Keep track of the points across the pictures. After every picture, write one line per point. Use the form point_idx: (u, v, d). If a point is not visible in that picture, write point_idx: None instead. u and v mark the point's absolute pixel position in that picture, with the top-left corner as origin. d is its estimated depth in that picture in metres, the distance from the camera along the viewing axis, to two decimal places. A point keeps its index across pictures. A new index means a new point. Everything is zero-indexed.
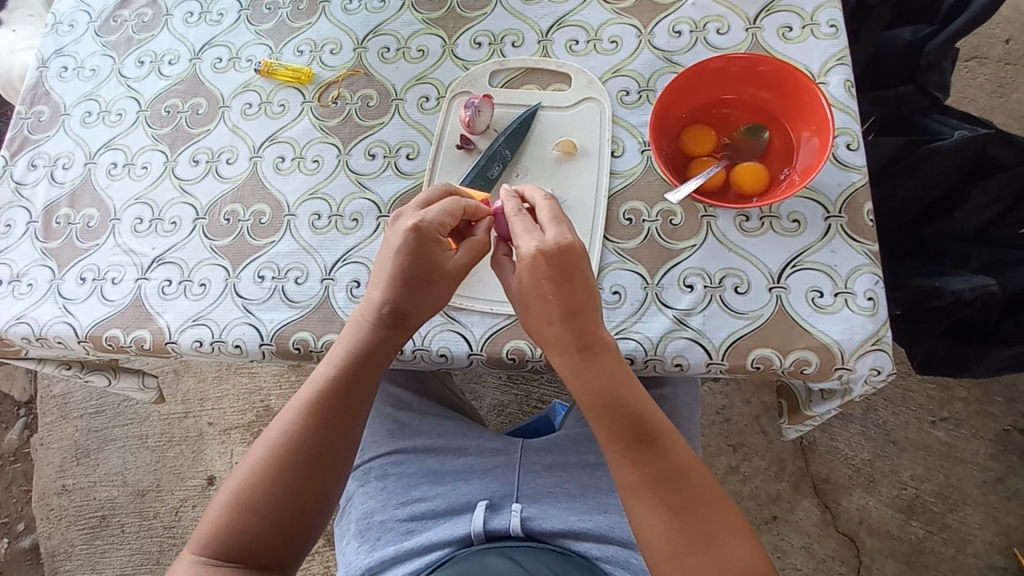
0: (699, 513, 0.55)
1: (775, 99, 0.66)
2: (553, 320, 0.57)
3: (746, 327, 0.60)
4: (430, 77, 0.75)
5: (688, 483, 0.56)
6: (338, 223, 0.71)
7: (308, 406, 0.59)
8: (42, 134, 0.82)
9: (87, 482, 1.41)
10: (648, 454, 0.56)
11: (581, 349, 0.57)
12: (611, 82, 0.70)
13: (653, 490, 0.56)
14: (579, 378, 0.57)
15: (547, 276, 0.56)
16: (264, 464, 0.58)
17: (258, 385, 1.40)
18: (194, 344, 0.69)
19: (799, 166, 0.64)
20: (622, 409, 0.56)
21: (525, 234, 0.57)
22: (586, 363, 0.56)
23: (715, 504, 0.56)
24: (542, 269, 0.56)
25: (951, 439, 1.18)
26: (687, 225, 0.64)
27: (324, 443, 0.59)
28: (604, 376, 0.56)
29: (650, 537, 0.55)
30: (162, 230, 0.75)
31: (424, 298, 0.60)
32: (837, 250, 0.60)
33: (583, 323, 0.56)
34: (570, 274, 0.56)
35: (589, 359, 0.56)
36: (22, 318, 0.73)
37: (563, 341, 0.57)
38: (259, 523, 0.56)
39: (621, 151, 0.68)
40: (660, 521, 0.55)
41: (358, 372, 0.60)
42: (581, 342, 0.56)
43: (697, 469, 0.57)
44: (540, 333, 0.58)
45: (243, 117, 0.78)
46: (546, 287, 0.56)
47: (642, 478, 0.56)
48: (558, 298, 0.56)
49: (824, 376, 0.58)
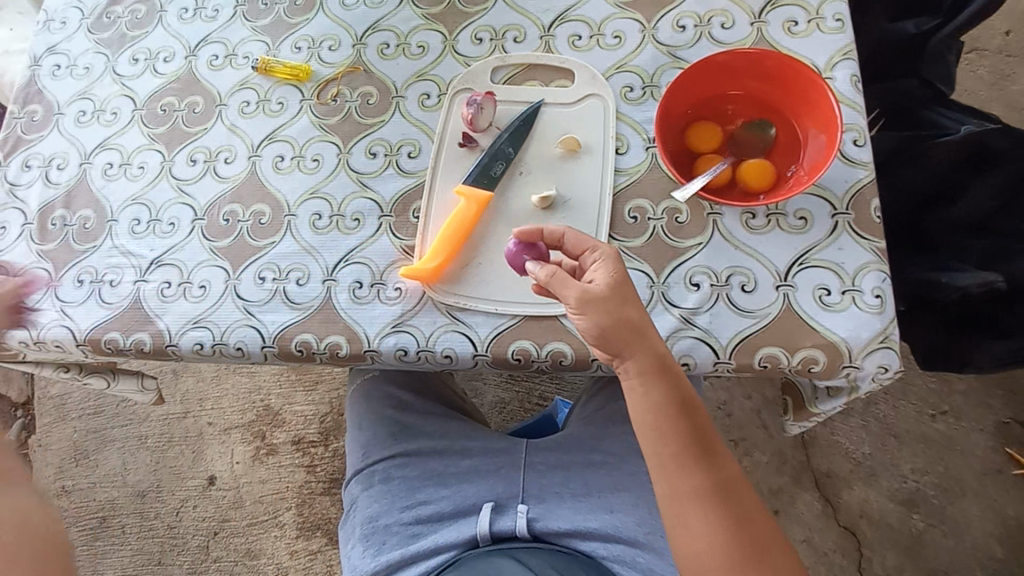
0: (756, 527, 0.56)
1: (782, 95, 0.65)
2: (627, 327, 0.54)
3: (754, 324, 0.59)
4: (430, 73, 0.74)
5: (742, 496, 0.57)
6: (339, 223, 0.70)
7: None
8: (35, 134, 0.81)
9: (86, 483, 1.40)
10: (711, 465, 0.57)
11: (655, 356, 0.56)
12: (614, 78, 0.70)
13: (714, 501, 0.56)
14: (653, 384, 0.56)
15: (619, 281, 0.56)
16: None
17: (258, 384, 1.39)
18: (195, 346, 0.68)
19: (806, 163, 0.63)
20: (686, 418, 0.57)
21: (588, 243, 0.58)
22: (660, 369, 0.55)
23: (766, 521, 0.57)
24: (615, 271, 0.56)
25: (951, 432, 1.19)
26: (693, 223, 0.63)
27: None
28: (671, 385, 0.56)
29: (703, 547, 0.55)
30: (160, 231, 0.73)
31: None
32: (845, 246, 0.60)
33: (648, 329, 0.56)
34: (630, 292, 0.56)
35: (664, 367, 0.56)
36: (19, 321, 0.72)
37: (635, 349, 0.55)
38: (7, 534, 0.71)
39: (625, 149, 0.67)
40: (717, 532, 0.55)
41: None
42: (649, 349, 0.55)
43: (748, 485, 0.58)
44: (604, 338, 0.55)
45: (240, 115, 0.76)
46: (616, 292, 0.55)
47: (702, 487, 0.56)
48: (622, 308, 0.55)
49: (832, 374, 0.58)
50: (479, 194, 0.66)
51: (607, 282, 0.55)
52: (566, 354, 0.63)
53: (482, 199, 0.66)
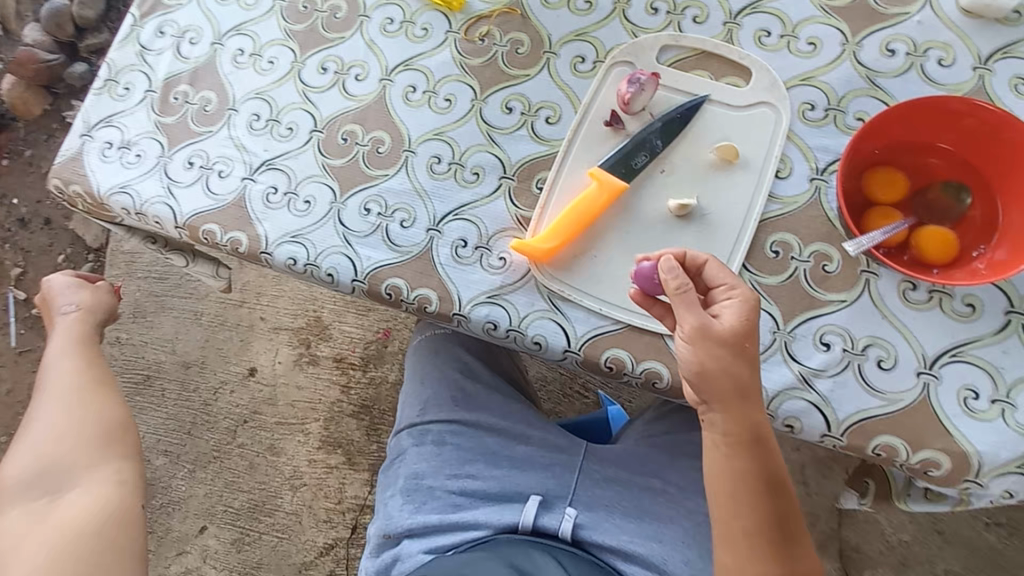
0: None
1: (998, 164, 0.55)
2: (731, 379, 0.49)
3: (879, 407, 0.53)
4: (591, 35, 0.67)
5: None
6: (458, 173, 0.66)
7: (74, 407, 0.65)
8: (174, 0, 0.79)
9: (138, 340, 1.48)
10: (787, 549, 0.52)
11: (754, 422, 0.50)
12: (796, 90, 0.62)
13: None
14: (741, 452, 0.51)
15: (745, 329, 0.50)
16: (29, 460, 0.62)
17: (315, 295, 1.42)
18: (287, 261, 0.67)
19: (998, 251, 0.55)
20: (771, 496, 0.52)
21: (728, 278, 0.51)
22: (756, 438, 0.50)
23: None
24: (746, 320, 0.50)
25: (1002, 546, 1.11)
26: (842, 277, 0.56)
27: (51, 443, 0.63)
28: (764, 458, 0.51)
29: None
30: (277, 134, 0.71)
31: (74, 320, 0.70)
32: (1010, 352, 0.53)
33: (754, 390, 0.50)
34: (749, 346, 0.50)
35: (759, 437, 0.51)
36: (125, 188, 0.73)
37: (733, 407, 0.50)
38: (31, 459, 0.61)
39: (787, 173, 0.60)
40: None
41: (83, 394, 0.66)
42: (750, 415, 0.50)
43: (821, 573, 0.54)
44: (703, 380, 0.50)
45: (381, 32, 0.72)
46: (736, 341, 0.50)
47: (771, 572, 0.52)
48: (733, 358, 0.50)
49: (948, 483, 0.52)
50: (612, 183, 0.61)
51: (731, 325, 0.50)
52: (661, 377, 0.58)
53: (614, 189, 0.61)
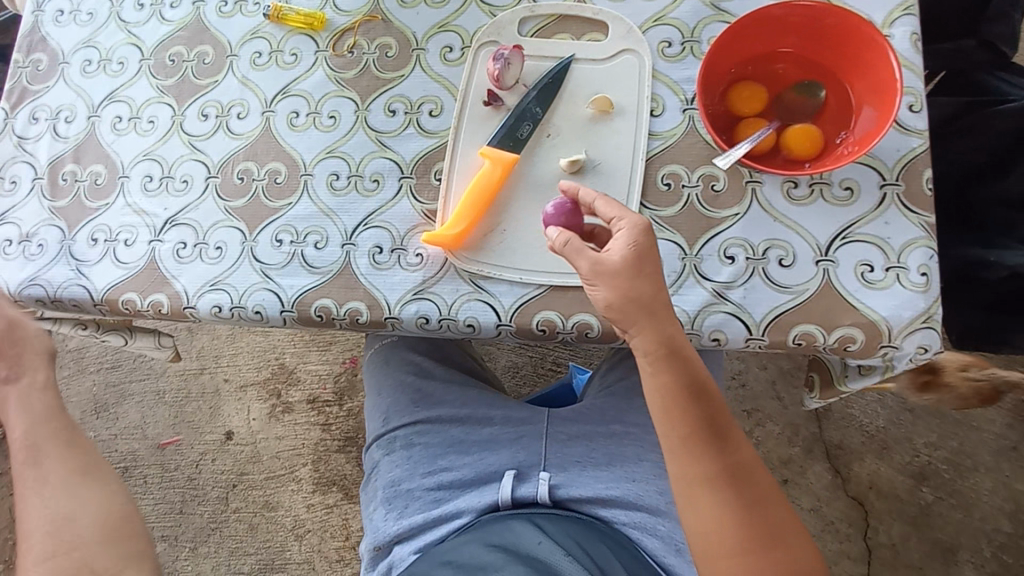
0: (770, 510, 0.54)
1: (836, 55, 0.60)
2: (635, 301, 0.53)
3: (790, 301, 0.57)
4: (453, 24, 0.69)
5: (754, 477, 0.55)
6: (358, 184, 0.67)
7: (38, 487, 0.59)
8: (41, 84, 0.77)
9: (106, 435, 1.44)
10: (723, 447, 0.55)
11: (666, 333, 0.54)
12: (651, 31, 0.65)
13: (724, 482, 0.54)
14: (661, 364, 0.54)
15: (638, 252, 0.53)
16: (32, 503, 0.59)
17: (273, 343, 1.40)
18: (212, 309, 0.67)
19: (857, 131, 0.59)
20: (699, 401, 0.55)
21: (615, 212, 0.55)
22: (673, 349, 0.54)
23: (780, 506, 0.55)
24: (636, 243, 0.53)
25: (968, 408, 1.18)
26: (730, 192, 0.60)
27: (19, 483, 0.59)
28: (684, 365, 0.54)
29: (713, 530, 0.54)
30: (174, 189, 0.71)
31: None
32: (892, 221, 0.57)
33: (663, 304, 0.54)
34: (647, 268, 0.54)
35: (674, 346, 0.54)
36: (35, 280, 0.71)
37: (644, 324, 0.54)
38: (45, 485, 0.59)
39: (661, 110, 0.63)
40: (729, 516, 0.53)
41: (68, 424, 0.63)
42: (664, 328, 0.54)
43: (762, 467, 0.56)
44: (613, 309, 0.54)
45: (252, 68, 0.72)
46: (632, 265, 0.53)
47: (713, 470, 0.54)
48: (637, 282, 0.53)
49: (868, 354, 0.56)
50: (503, 156, 0.63)
51: (623, 253, 0.53)
52: (592, 326, 0.61)
53: (506, 161, 0.63)
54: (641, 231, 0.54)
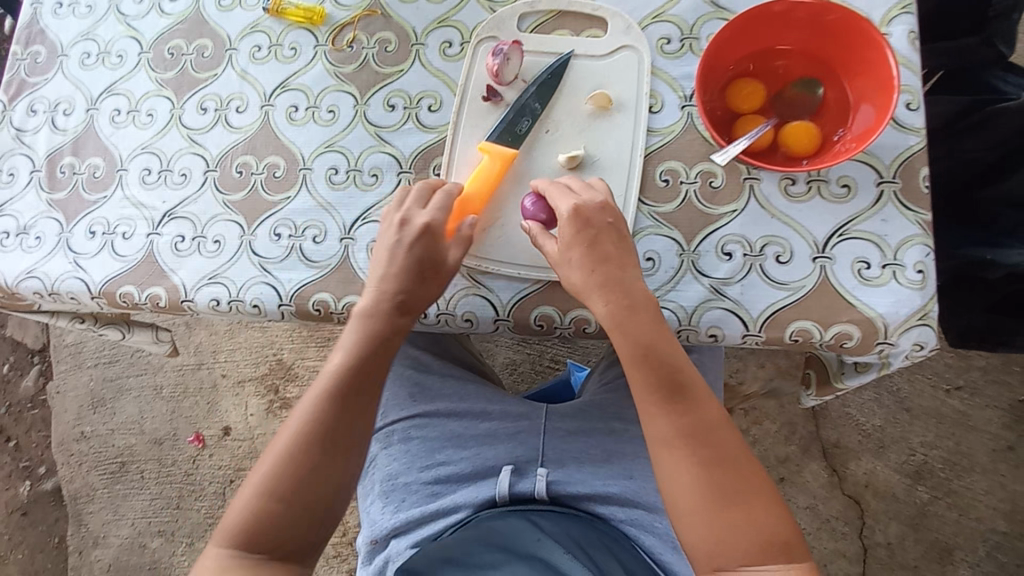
0: (733, 470, 0.54)
1: (835, 52, 0.60)
2: (585, 282, 0.57)
3: (787, 298, 0.57)
4: (452, 19, 0.69)
5: (718, 436, 0.55)
6: (356, 178, 0.67)
7: (321, 402, 0.58)
8: (40, 77, 0.77)
9: (104, 429, 1.44)
10: (684, 407, 0.55)
11: (618, 302, 0.56)
12: (650, 28, 0.65)
13: (685, 442, 0.54)
14: (620, 330, 0.56)
15: (578, 237, 0.57)
16: (290, 455, 0.57)
17: (270, 339, 1.40)
18: (210, 303, 0.67)
19: (855, 128, 0.59)
20: (660, 362, 0.56)
21: (559, 198, 0.59)
22: (635, 315, 0.56)
23: (744, 465, 0.54)
24: (575, 229, 0.57)
25: (965, 408, 1.18)
26: (728, 189, 0.60)
27: (337, 434, 0.58)
28: (639, 329, 0.56)
29: (679, 489, 0.54)
30: (172, 182, 0.71)
31: (411, 291, 0.60)
32: (889, 219, 0.57)
33: (630, 276, 0.57)
34: (591, 250, 0.57)
35: (629, 312, 0.56)
36: (33, 273, 0.71)
37: (601, 297, 0.56)
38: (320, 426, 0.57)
39: (660, 107, 0.63)
40: (691, 474, 0.54)
41: (366, 375, 0.59)
42: (627, 295, 0.56)
43: (730, 426, 0.56)
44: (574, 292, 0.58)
45: (252, 61, 0.72)
46: (574, 251, 0.57)
47: (673, 430, 0.55)
48: (602, 255, 0.57)
49: (864, 350, 0.56)
50: (503, 153, 0.62)
51: (564, 240, 0.58)
52: (589, 322, 0.61)
53: (506, 157, 0.62)
54: (610, 210, 0.58)
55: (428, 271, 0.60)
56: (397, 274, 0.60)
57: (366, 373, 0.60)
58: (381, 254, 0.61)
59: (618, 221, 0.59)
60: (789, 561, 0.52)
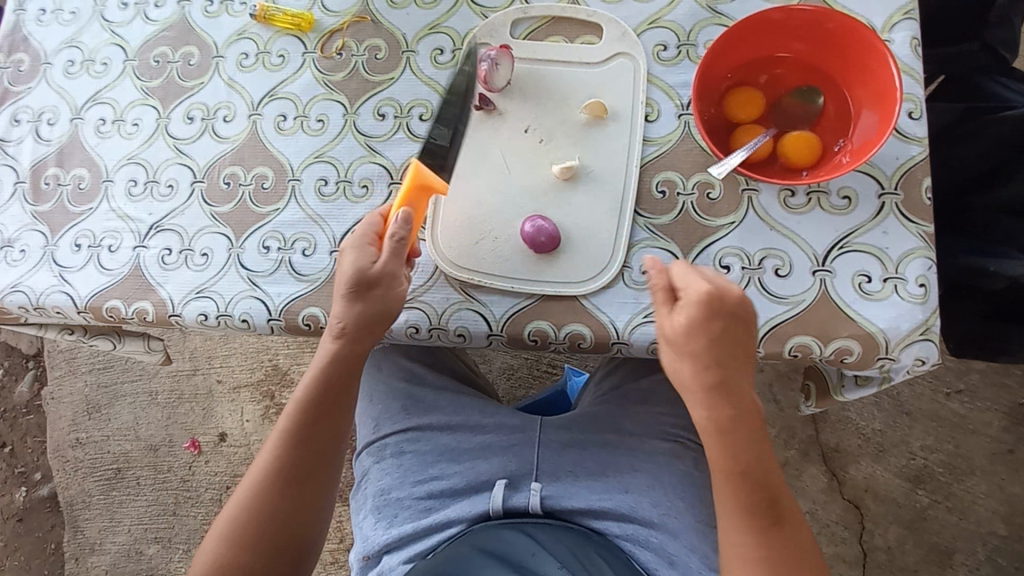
0: (804, 568, 0.54)
1: (835, 60, 0.59)
2: (696, 364, 0.54)
3: (787, 312, 0.56)
4: (444, 25, 0.67)
5: (789, 532, 0.55)
6: (346, 190, 0.66)
7: (285, 440, 0.62)
8: (23, 85, 0.76)
9: (99, 436, 1.43)
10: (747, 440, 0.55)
11: (715, 354, 0.53)
12: (646, 34, 0.63)
13: (762, 539, 0.54)
14: (699, 367, 0.54)
15: (700, 325, 0.53)
16: (255, 489, 0.62)
17: (266, 344, 1.38)
18: (198, 317, 0.66)
19: (856, 139, 0.58)
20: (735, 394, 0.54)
21: (688, 284, 0.53)
22: (730, 433, 0.54)
23: (813, 563, 0.54)
24: (698, 318, 0.52)
25: (965, 411, 1.17)
26: (726, 200, 0.59)
27: (302, 471, 0.62)
28: (720, 363, 0.53)
29: (732, 525, 0.55)
30: (159, 194, 0.70)
31: (364, 316, 0.59)
32: (890, 231, 0.56)
33: (738, 375, 0.54)
34: (712, 344, 0.53)
35: (712, 350, 0.53)
36: (18, 286, 0.70)
37: (700, 367, 0.54)
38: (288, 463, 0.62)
39: (656, 115, 0.62)
40: (742, 513, 0.55)
41: (330, 404, 0.63)
42: (734, 399, 0.54)
43: (801, 522, 0.55)
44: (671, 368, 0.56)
45: (239, 69, 0.71)
46: (698, 341, 0.53)
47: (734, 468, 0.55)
48: (720, 357, 0.54)
49: (865, 365, 0.55)
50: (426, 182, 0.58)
51: (684, 327, 0.53)
52: (584, 337, 0.60)
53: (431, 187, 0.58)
54: (732, 304, 0.53)
55: (373, 287, 0.58)
56: (345, 295, 0.59)
57: (326, 411, 0.63)
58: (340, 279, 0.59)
59: (738, 312, 0.53)
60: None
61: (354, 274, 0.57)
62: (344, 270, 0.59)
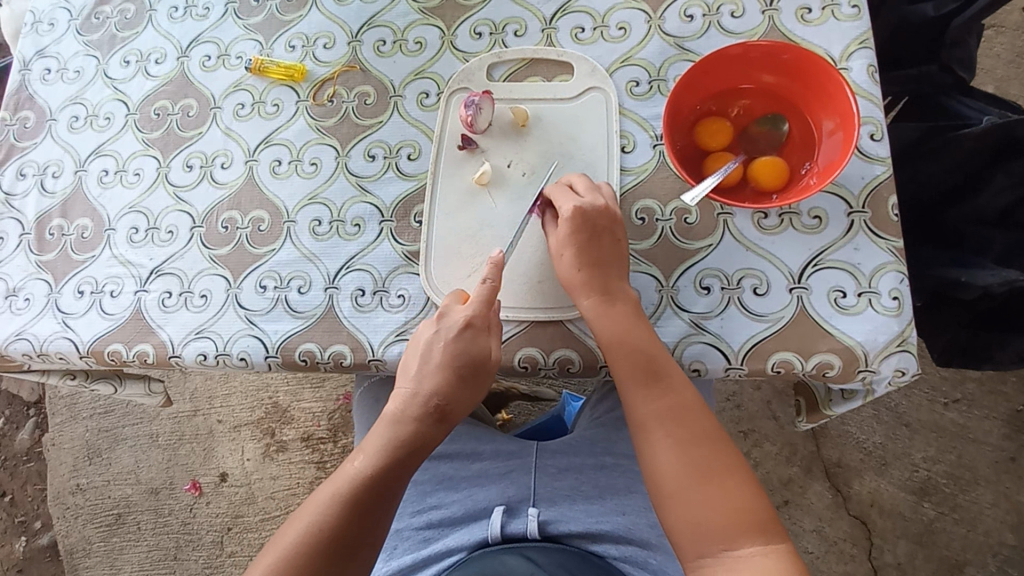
0: (720, 474, 0.55)
1: (797, 89, 0.62)
2: (588, 264, 0.58)
3: (766, 329, 0.58)
4: (429, 71, 0.71)
5: (695, 421, 0.57)
6: (339, 229, 0.69)
7: (345, 498, 0.57)
8: (29, 141, 0.79)
9: (100, 481, 1.42)
10: (659, 387, 0.57)
11: (599, 267, 0.59)
12: (619, 71, 0.67)
13: (662, 425, 0.57)
14: (590, 284, 0.58)
15: (586, 228, 0.59)
16: (296, 554, 0.55)
17: (266, 382, 1.39)
18: (197, 357, 0.67)
19: (821, 161, 0.61)
20: (637, 349, 0.57)
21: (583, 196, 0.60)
22: (612, 310, 0.57)
23: (721, 447, 0.56)
24: (589, 219, 0.59)
25: (964, 420, 1.17)
26: (703, 224, 0.61)
27: (357, 531, 0.56)
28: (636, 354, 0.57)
29: (660, 469, 0.56)
30: (159, 240, 0.72)
31: (467, 394, 0.60)
32: (861, 247, 0.58)
33: (616, 279, 0.59)
34: (599, 245, 0.59)
35: (601, 267, 0.59)
36: (22, 334, 0.72)
37: (595, 279, 0.58)
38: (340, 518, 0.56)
39: (632, 147, 0.65)
40: (669, 453, 0.56)
41: (391, 482, 0.58)
42: (609, 292, 0.58)
43: (706, 412, 0.57)
44: (566, 276, 0.59)
45: (235, 119, 0.74)
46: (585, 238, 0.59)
47: (650, 411, 0.57)
48: (593, 256, 0.59)
49: (847, 378, 0.56)
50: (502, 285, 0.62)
51: (569, 228, 0.59)
52: (572, 361, 0.62)
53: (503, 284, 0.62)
54: (608, 214, 0.60)
55: (483, 373, 0.59)
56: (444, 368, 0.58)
57: (391, 479, 0.58)
58: (419, 349, 0.60)
59: (617, 226, 0.60)
60: (765, 542, 0.52)
61: (464, 358, 0.58)
62: (448, 350, 0.58)
